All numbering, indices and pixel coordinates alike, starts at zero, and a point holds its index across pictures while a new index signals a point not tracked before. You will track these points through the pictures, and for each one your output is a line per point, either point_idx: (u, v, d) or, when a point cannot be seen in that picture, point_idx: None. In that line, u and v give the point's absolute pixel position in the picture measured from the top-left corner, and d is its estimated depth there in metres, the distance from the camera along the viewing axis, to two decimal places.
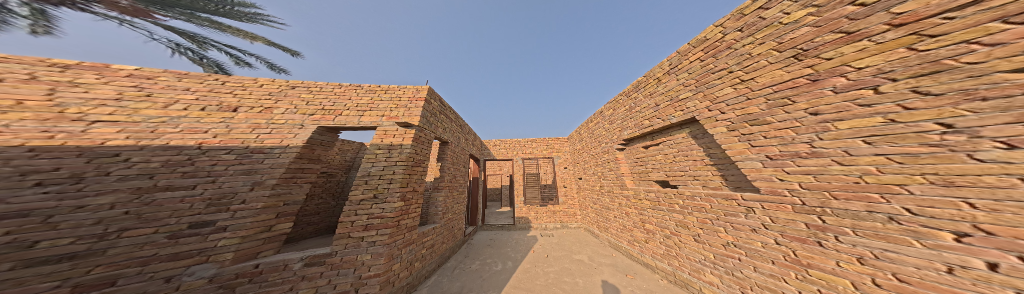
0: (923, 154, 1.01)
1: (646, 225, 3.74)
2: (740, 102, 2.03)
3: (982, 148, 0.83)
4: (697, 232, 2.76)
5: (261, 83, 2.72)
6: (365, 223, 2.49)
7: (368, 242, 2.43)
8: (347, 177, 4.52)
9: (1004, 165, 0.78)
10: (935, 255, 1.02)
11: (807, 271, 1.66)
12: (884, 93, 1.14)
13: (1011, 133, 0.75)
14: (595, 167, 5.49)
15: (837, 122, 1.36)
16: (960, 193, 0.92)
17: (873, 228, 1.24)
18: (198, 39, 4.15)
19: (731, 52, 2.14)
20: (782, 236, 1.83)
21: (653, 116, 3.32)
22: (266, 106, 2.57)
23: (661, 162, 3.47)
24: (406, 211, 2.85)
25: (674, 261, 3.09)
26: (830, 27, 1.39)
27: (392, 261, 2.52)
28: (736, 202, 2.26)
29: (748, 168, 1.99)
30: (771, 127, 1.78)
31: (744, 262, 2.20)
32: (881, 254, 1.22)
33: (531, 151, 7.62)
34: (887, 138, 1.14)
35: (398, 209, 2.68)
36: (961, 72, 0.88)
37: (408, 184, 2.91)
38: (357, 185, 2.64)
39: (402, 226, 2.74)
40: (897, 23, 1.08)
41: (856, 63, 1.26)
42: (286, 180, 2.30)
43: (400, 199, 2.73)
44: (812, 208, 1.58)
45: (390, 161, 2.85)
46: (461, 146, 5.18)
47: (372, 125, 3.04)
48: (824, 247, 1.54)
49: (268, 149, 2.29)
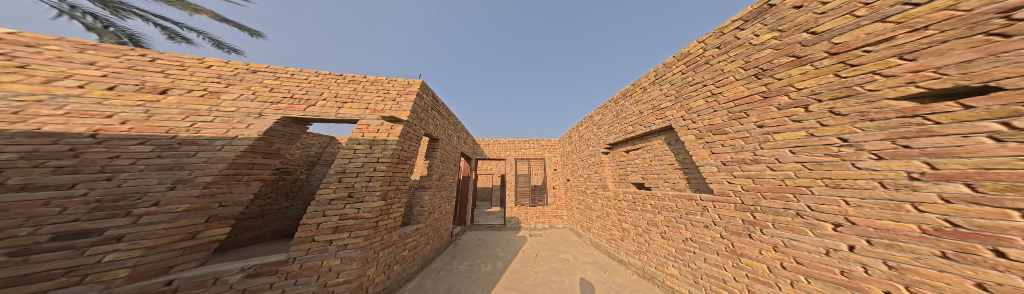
0: (826, 162, 1.27)
1: (623, 224, 3.96)
2: (708, 113, 2.23)
3: (862, 158, 1.09)
4: (664, 229, 3.01)
5: (209, 63, 2.33)
6: (335, 225, 2.26)
7: (336, 246, 2.21)
8: (308, 174, 4.08)
9: (873, 171, 1.05)
10: (820, 241, 1.33)
11: (739, 259, 1.95)
12: (812, 111, 1.36)
13: (882, 147, 1.01)
14: (582, 169, 5.69)
15: (775, 134, 1.60)
16: (843, 193, 1.18)
17: (786, 222, 1.53)
18: (113, 4, 3.39)
19: (708, 67, 2.33)
20: (724, 230, 2.09)
21: (636, 122, 3.54)
22: (211, 90, 2.20)
23: (638, 165, 3.72)
24: (387, 210, 2.68)
25: (644, 257, 3.32)
26: (784, 51, 1.61)
27: (367, 266, 2.34)
28: (695, 202, 2.51)
29: (706, 172, 2.19)
30: (727, 136, 2.00)
31: (697, 255, 2.45)
32: (788, 242, 1.53)
33: (524, 152, 7.65)
34: (806, 148, 1.38)
35: (377, 210, 2.50)
36: (863, 97, 1.11)
37: (391, 183, 2.72)
38: (328, 182, 2.38)
39: (380, 227, 2.56)
40: (833, 52, 1.29)
41: (798, 84, 1.47)
42: (228, 177, 1.97)
43: (380, 199, 2.54)
44: (747, 206, 1.84)
45: (373, 158, 2.62)
46: (452, 143, 5.00)
47: (352, 118, 2.78)
48: (752, 238, 1.82)
49: (205, 140, 1.93)
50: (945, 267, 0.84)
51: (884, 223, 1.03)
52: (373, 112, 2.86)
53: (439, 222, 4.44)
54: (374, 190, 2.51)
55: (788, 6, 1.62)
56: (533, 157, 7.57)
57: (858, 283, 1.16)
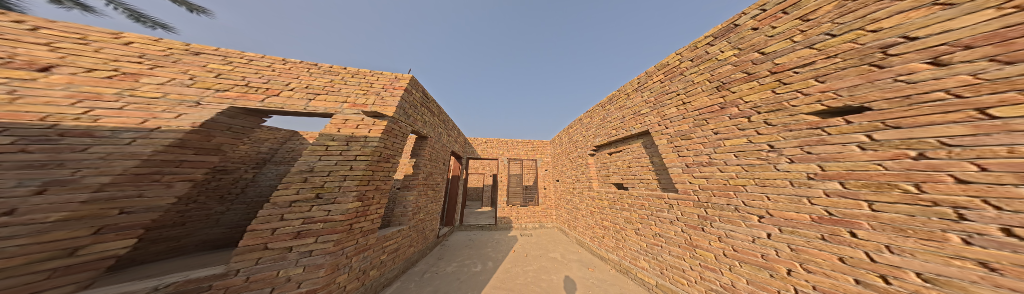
0: (757, 164, 1.60)
1: (605, 222, 4.18)
2: (679, 120, 2.42)
3: (779, 161, 1.45)
4: (637, 226, 3.25)
5: (130, 40, 1.89)
6: (297, 230, 1.98)
7: (298, 253, 1.93)
8: (254, 174, 3.54)
9: (787, 172, 1.41)
10: (748, 230, 1.67)
11: (694, 250, 2.20)
12: (752, 121, 1.66)
13: (795, 153, 1.35)
14: (571, 170, 5.87)
15: (725, 140, 1.88)
16: (767, 190, 1.54)
17: (727, 215, 1.85)
18: None
19: (682, 78, 2.47)
20: (684, 224, 2.35)
21: (619, 126, 3.75)
22: (127, 71, 1.75)
23: (619, 167, 3.97)
24: (364, 211, 2.48)
25: (621, 252, 3.54)
26: (739, 68, 1.85)
27: (338, 272, 2.09)
28: (663, 200, 2.75)
29: (673, 173, 2.41)
30: (691, 141, 2.22)
31: (663, 248, 2.69)
32: (726, 233, 1.86)
33: (516, 152, 7.66)
34: (743, 153, 1.71)
35: (352, 212, 2.28)
36: (784, 112, 1.44)
37: (369, 182, 2.51)
38: (289, 183, 2.10)
39: (354, 230, 2.33)
40: (772, 71, 1.57)
41: (745, 97, 1.74)
42: (142, 176, 1.54)
43: (356, 200, 2.33)
44: (702, 203, 2.09)
45: (347, 157, 2.38)
46: (442, 142, 4.79)
47: (327, 112, 2.50)
48: (705, 231, 2.08)
49: (107, 132, 1.48)
50: (823, 247, 1.23)
51: (790, 214, 1.40)
52: (352, 106, 2.60)
53: (424, 223, 4.19)
54: (348, 190, 2.27)
55: (745, 29, 1.86)
56: (523, 157, 7.60)
57: (769, 262, 1.54)
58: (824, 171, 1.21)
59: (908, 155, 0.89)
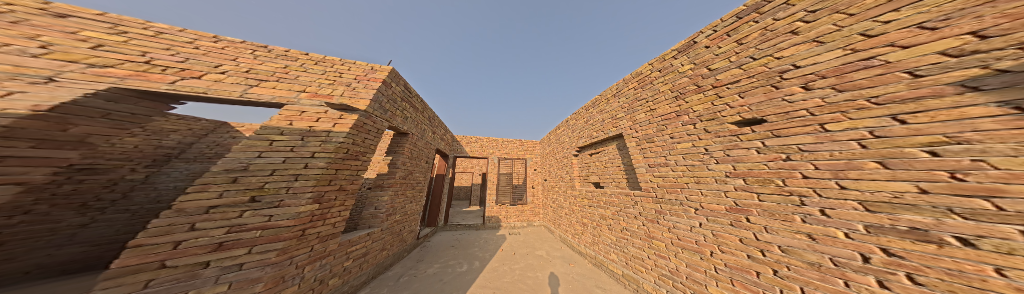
0: (697, 164, 1.94)
1: (585, 219, 4.38)
2: (647, 124, 2.66)
3: (710, 162, 1.81)
4: (610, 221, 3.52)
5: None
6: (217, 241, 1.46)
7: (220, 268, 1.41)
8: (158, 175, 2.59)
9: (714, 170, 1.79)
10: (686, 221, 2.04)
11: (651, 240, 2.51)
12: (697, 127, 1.97)
13: (718, 156, 1.76)
14: (557, 169, 6.05)
15: (678, 143, 2.18)
16: (699, 185, 1.91)
17: (674, 209, 2.18)
18: None
19: (651, 87, 2.70)
20: (643, 219, 2.66)
21: (597, 128, 4.02)
22: None
23: (598, 167, 4.26)
24: (321, 215, 2.07)
25: (598, 247, 3.76)
26: (691, 80, 2.13)
27: (283, 287, 1.67)
28: (629, 197, 3.02)
29: (639, 172, 2.67)
30: (654, 144, 2.50)
31: (627, 240, 2.99)
32: (671, 225, 2.21)
33: (505, 151, 7.56)
34: (686, 155, 2.07)
35: (303, 216, 1.87)
36: (715, 121, 1.81)
37: (330, 183, 2.15)
38: (206, 183, 1.57)
39: (307, 237, 1.92)
40: (713, 86, 1.89)
41: (693, 107, 2.05)
42: None
43: (310, 203, 1.93)
44: (659, 199, 2.39)
45: (299, 153, 1.97)
46: (426, 139, 4.47)
47: (276, 101, 2.10)
48: (659, 223, 2.39)
49: None
50: (729, 230, 1.65)
51: (714, 205, 1.78)
52: (310, 97, 2.24)
53: (400, 225, 3.76)
54: (300, 191, 1.88)
55: (700, 45, 2.12)
56: (512, 157, 7.54)
57: (699, 247, 1.90)
58: (734, 169, 1.63)
59: (779, 157, 1.33)
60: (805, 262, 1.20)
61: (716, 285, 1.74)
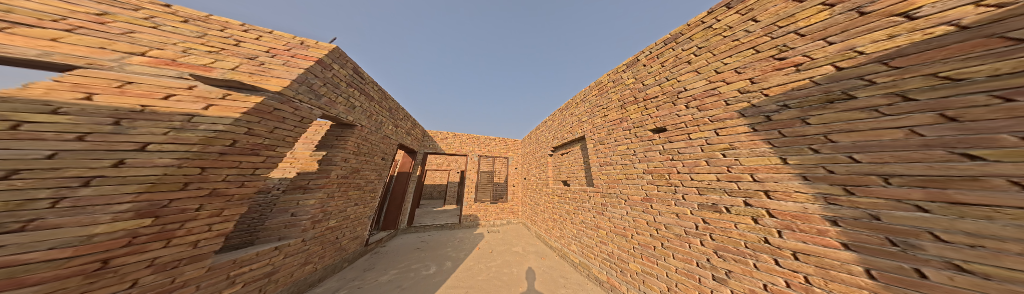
0: (630, 163, 2.47)
1: (556, 215, 4.58)
2: (601, 128, 3.08)
3: (633, 161, 2.42)
4: (570, 215, 3.88)
5: None
6: None
7: None
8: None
9: (637, 168, 2.36)
10: (619, 210, 2.60)
11: (598, 229, 2.98)
12: (630, 132, 2.52)
13: (638, 161, 2.36)
14: (535, 167, 6.09)
15: (620, 144, 2.66)
16: (626, 181, 2.50)
17: (612, 200, 2.73)
18: None
19: (606, 95, 3.09)
20: (593, 212, 3.11)
21: (567, 130, 4.30)
22: None
23: (565, 166, 4.61)
24: (162, 234, 1.27)
25: (564, 239, 4.00)
26: (629, 93, 2.64)
27: None
28: (585, 192, 3.44)
29: (595, 170, 3.09)
30: (604, 145, 2.94)
31: (582, 231, 3.42)
32: (608, 214, 2.78)
33: (485, 149, 7.13)
34: (620, 155, 2.63)
35: (100, 241, 1.01)
36: (636, 129, 2.44)
37: (174, 188, 1.29)
38: None
39: (93, 280, 1.02)
40: (642, 99, 2.42)
41: (631, 114, 2.56)
42: None
43: (131, 218, 1.11)
44: (604, 192, 2.88)
45: (105, 143, 1.00)
46: (382, 132, 3.85)
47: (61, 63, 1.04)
48: (603, 213, 2.89)
49: None
50: (637, 215, 2.33)
51: (635, 197, 2.37)
52: (154, 63, 1.31)
53: (337, 233, 3.10)
54: (99, 202, 1.00)
55: (639, 63, 2.57)
56: (491, 155, 7.21)
57: (624, 231, 2.49)
58: (647, 166, 2.24)
59: (667, 157, 2.02)
60: (674, 234, 1.90)
61: (633, 261, 2.33)
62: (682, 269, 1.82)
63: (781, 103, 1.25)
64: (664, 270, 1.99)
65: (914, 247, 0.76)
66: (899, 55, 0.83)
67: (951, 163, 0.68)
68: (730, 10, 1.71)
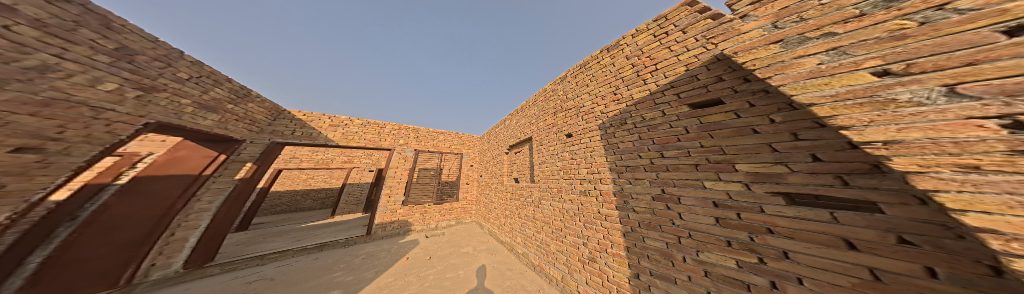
0: (552, 162, 2.89)
1: (506, 211, 4.10)
2: (540, 129, 3.31)
3: (552, 159, 2.90)
4: (510, 211, 3.88)
5: None
6: None
7: None
8: None
9: (554, 165, 2.81)
10: (540, 200, 3.00)
11: (529, 219, 3.22)
12: (553, 135, 2.99)
13: (555, 158, 2.84)
14: (488, 166, 5.61)
15: (548, 145, 3.04)
16: (545, 175, 2.99)
17: (535, 194, 3.14)
18: None
19: (545, 101, 3.35)
20: (528, 205, 3.30)
21: (519, 129, 4.06)
22: None
23: (515, 164, 4.27)
24: None
25: (508, 235, 3.87)
26: (557, 103, 3.06)
27: None
28: (523, 186, 3.58)
29: (537, 168, 3.22)
30: (540, 146, 3.24)
31: (519, 225, 3.51)
32: (535, 203, 3.12)
33: (416, 142, 5.61)
34: (546, 155, 3.04)
35: None
36: (559, 133, 2.87)
37: None
38: None
39: None
40: (562, 109, 2.91)
41: (558, 120, 2.95)
42: None
43: None
44: (535, 185, 3.16)
45: None
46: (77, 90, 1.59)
47: None
48: (530, 204, 3.25)
49: None
50: (552, 203, 2.75)
51: (547, 188, 2.87)
52: None
53: None
54: None
55: (566, 78, 2.98)
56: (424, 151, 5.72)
57: (544, 217, 2.87)
58: (561, 164, 2.70)
59: (567, 156, 2.65)
60: (570, 216, 2.43)
61: (551, 244, 2.65)
62: (574, 245, 2.33)
63: (610, 122, 2.18)
64: (566, 246, 2.42)
65: (628, 202, 1.82)
66: (639, 102, 1.96)
67: (633, 159, 1.87)
68: (607, 53, 2.42)
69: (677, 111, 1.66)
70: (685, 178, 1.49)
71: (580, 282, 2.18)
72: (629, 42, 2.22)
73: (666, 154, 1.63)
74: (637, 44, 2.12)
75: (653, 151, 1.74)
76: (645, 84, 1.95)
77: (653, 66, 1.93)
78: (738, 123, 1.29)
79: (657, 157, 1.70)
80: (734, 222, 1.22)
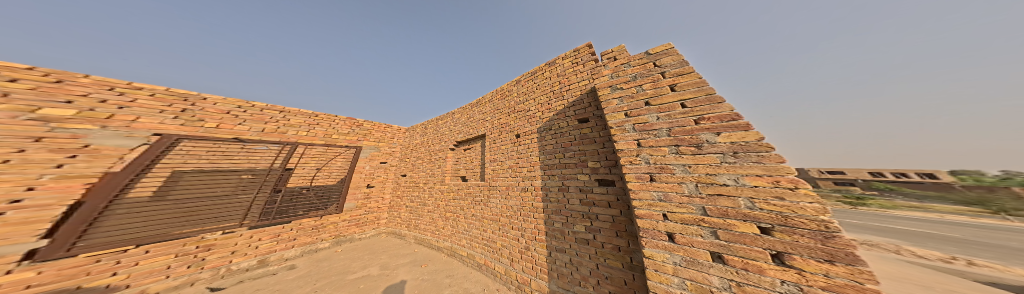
0: (501, 158, 3.09)
1: (447, 214, 3.76)
2: (495, 128, 3.37)
3: (501, 156, 3.11)
4: (449, 221, 3.64)
5: None
6: None
7: None
8: None
9: (503, 160, 3.03)
10: (488, 196, 3.08)
11: (474, 218, 3.19)
12: (505, 137, 3.13)
13: (506, 153, 3.05)
14: (420, 163, 4.82)
15: (500, 142, 3.16)
16: (494, 166, 3.15)
17: (483, 194, 3.17)
18: None
19: (499, 105, 3.46)
20: (474, 205, 3.26)
21: (470, 125, 3.87)
22: None
23: (464, 161, 3.92)
24: None
25: (450, 239, 3.52)
26: (511, 107, 3.26)
27: None
28: (469, 185, 3.46)
29: (489, 169, 3.23)
30: (494, 144, 3.29)
31: (461, 226, 3.38)
32: (483, 200, 3.13)
33: (157, 119, 2.96)
34: (495, 153, 3.20)
35: None
36: (511, 133, 3.09)
37: None
38: None
39: None
40: (516, 111, 3.09)
41: (513, 123, 3.13)
42: None
43: None
44: (485, 185, 3.17)
45: None
46: None
47: None
48: (475, 202, 3.25)
49: None
50: (501, 201, 2.84)
51: (495, 181, 3.03)
52: None
53: None
54: None
55: (518, 85, 3.29)
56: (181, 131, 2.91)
57: (492, 216, 2.92)
58: (511, 162, 2.91)
59: (513, 147, 2.96)
60: (516, 213, 2.61)
61: (498, 240, 2.74)
62: (516, 237, 2.53)
63: (544, 126, 2.69)
64: (509, 240, 2.60)
65: (547, 193, 2.37)
66: (557, 111, 2.66)
67: (546, 155, 2.55)
68: (548, 67, 3.02)
69: (568, 122, 2.50)
70: (565, 166, 2.35)
71: (517, 270, 2.41)
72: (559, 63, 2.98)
73: (561, 154, 2.43)
74: (564, 65, 2.84)
75: (554, 149, 2.50)
76: (564, 98, 2.66)
77: (567, 84, 2.70)
78: (592, 135, 2.23)
79: (556, 153, 2.48)
80: (586, 202, 2.04)
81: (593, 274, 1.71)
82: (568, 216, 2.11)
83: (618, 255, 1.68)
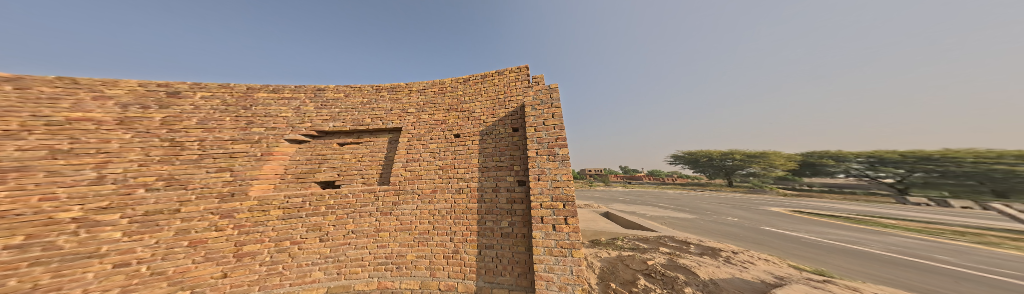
0: (427, 158, 2.60)
1: (230, 249, 1.83)
2: (422, 124, 2.79)
3: (426, 156, 2.61)
4: (261, 258, 1.86)
5: None
6: None
7: None
8: None
9: (429, 161, 2.58)
10: (398, 202, 2.36)
11: (362, 237, 2.15)
12: (436, 135, 2.71)
13: (434, 152, 2.62)
14: (71, 152, 1.75)
15: (429, 142, 2.68)
16: (414, 165, 2.56)
17: (390, 201, 2.37)
18: None
19: (428, 104, 2.93)
20: (367, 215, 2.27)
21: (372, 116, 2.82)
22: None
23: (344, 160, 2.64)
24: None
25: (274, 281, 1.78)
26: (447, 105, 2.89)
27: None
28: (356, 194, 2.36)
29: (400, 175, 2.51)
30: (416, 139, 2.68)
31: (307, 259, 1.95)
32: (388, 212, 2.32)
33: None
34: (415, 150, 2.63)
35: None
36: (445, 132, 2.72)
37: None
38: None
39: None
40: (455, 111, 2.83)
41: (451, 121, 2.77)
42: None
43: None
44: (395, 190, 2.42)
45: None
46: None
47: None
48: (368, 214, 2.28)
49: None
50: (424, 207, 2.36)
51: (417, 184, 2.46)
52: None
53: None
54: None
55: (453, 86, 3.03)
56: None
57: (409, 225, 2.27)
58: (442, 163, 2.58)
59: (450, 144, 2.65)
60: (443, 217, 2.31)
61: (410, 252, 2.15)
62: (441, 244, 2.19)
63: (484, 131, 2.68)
64: (430, 247, 2.18)
65: (482, 192, 2.42)
66: (495, 114, 2.75)
67: (481, 156, 2.57)
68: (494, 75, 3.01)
69: (501, 127, 2.68)
70: (493, 162, 2.54)
71: (440, 279, 2.03)
72: (506, 74, 3.00)
73: (492, 155, 2.56)
74: (510, 77, 2.95)
75: (488, 149, 2.60)
76: (502, 102, 2.80)
77: (505, 90, 2.87)
78: (518, 142, 2.58)
79: (489, 152, 2.59)
80: (514, 195, 2.33)
81: (510, 260, 2.06)
82: (497, 214, 2.31)
83: (523, 240, 2.13)
